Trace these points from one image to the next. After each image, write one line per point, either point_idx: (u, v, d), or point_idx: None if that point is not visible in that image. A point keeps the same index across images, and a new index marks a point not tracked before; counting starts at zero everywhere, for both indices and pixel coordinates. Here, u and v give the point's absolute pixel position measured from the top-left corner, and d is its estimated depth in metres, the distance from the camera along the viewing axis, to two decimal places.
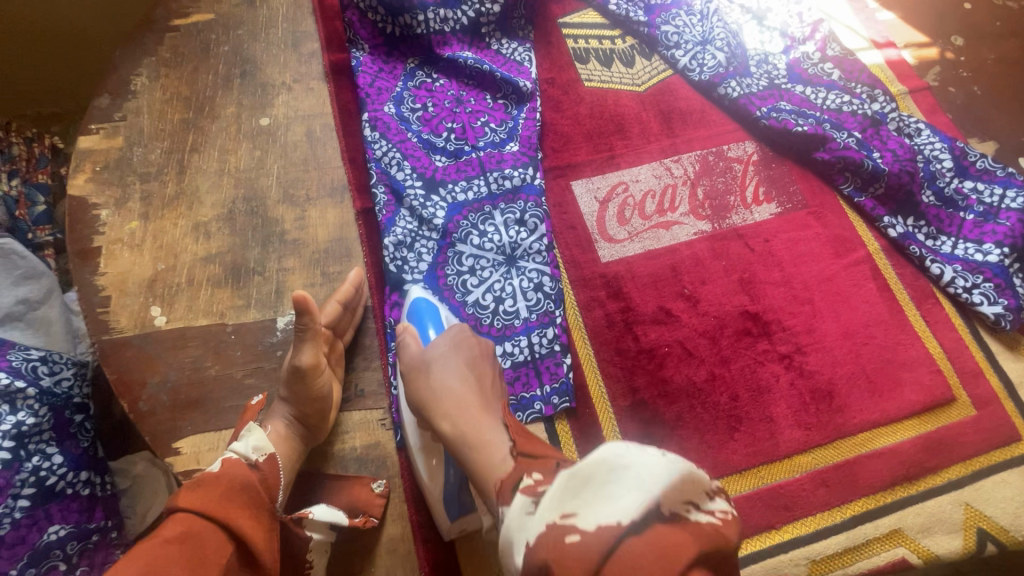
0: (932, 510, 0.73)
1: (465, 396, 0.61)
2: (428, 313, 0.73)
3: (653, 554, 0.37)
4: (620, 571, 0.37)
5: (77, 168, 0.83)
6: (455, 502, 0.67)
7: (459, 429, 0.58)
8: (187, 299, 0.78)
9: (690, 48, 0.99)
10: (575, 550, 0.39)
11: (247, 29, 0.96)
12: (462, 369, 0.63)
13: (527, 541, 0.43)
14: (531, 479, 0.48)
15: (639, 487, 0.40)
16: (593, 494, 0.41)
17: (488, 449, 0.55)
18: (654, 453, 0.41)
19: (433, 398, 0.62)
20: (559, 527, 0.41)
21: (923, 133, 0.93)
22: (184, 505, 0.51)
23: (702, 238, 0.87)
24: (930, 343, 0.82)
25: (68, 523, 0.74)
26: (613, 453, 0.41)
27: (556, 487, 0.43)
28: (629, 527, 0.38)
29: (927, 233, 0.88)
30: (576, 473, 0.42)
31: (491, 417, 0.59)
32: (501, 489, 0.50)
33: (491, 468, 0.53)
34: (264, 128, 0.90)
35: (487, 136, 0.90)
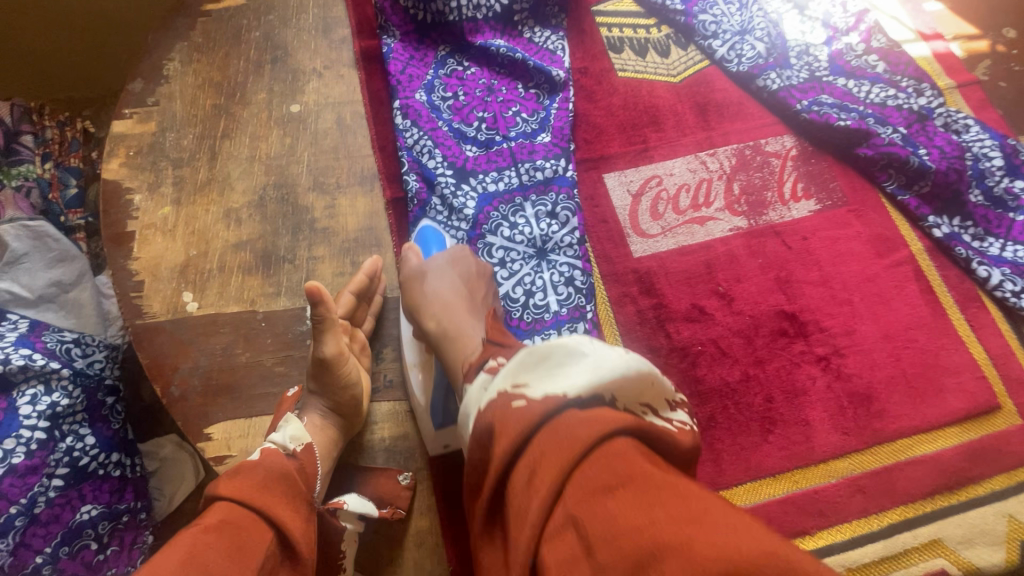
0: (974, 521, 0.71)
1: (453, 301, 0.66)
2: (434, 240, 0.80)
3: (584, 420, 0.37)
4: (553, 434, 0.38)
5: (111, 153, 0.84)
6: (439, 411, 0.69)
7: (442, 326, 0.63)
8: (219, 285, 0.78)
9: (728, 38, 0.96)
10: (517, 412, 0.40)
11: (278, 14, 0.96)
12: (455, 278, 0.68)
13: (480, 407, 0.45)
14: (496, 361, 0.50)
15: (593, 370, 0.41)
16: (547, 370, 0.42)
17: (464, 342, 0.61)
18: (615, 351, 0.43)
19: (424, 300, 0.66)
20: (509, 394, 0.42)
21: (971, 129, 0.89)
22: (232, 494, 0.52)
23: (737, 234, 0.85)
24: (975, 348, 0.79)
25: (99, 503, 0.75)
26: (576, 342, 0.43)
27: (514, 362, 0.45)
28: (573, 399, 0.39)
29: (974, 234, 0.85)
30: (535, 351, 0.44)
31: (473, 317, 0.64)
32: (469, 371, 0.53)
33: (462, 357, 0.59)
34: (295, 115, 0.89)
35: (518, 126, 0.89)
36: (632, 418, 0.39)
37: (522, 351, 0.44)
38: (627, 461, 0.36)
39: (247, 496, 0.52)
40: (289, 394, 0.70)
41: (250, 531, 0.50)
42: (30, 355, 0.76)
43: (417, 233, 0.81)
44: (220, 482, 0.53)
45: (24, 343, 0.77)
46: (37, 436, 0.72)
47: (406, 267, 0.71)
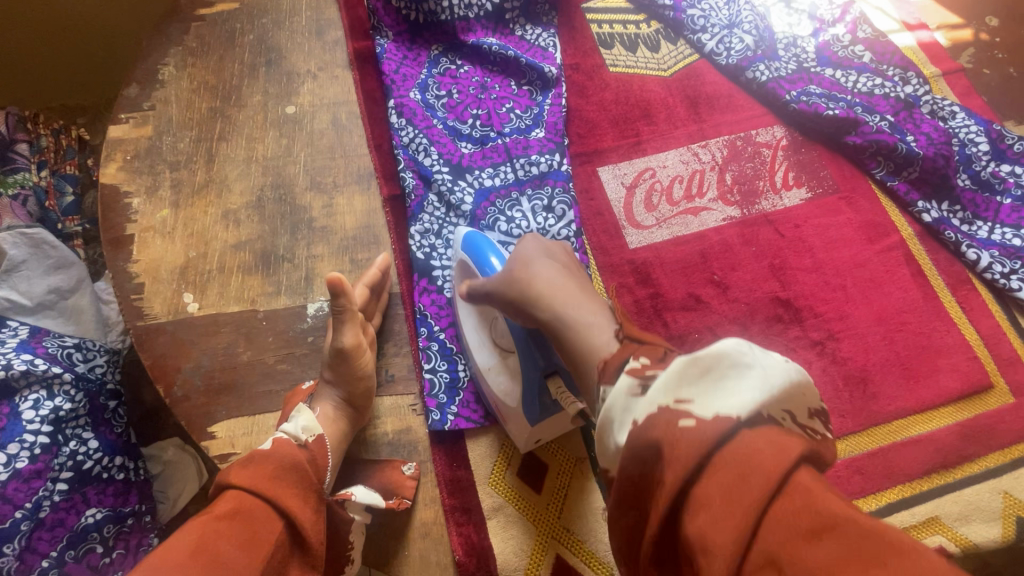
0: (970, 498, 0.72)
1: (562, 296, 0.57)
2: (486, 245, 0.71)
3: (771, 448, 0.36)
4: (735, 460, 0.36)
5: (108, 158, 0.85)
6: (535, 405, 0.66)
7: (561, 315, 0.56)
8: (219, 285, 0.78)
9: (717, 32, 0.98)
10: (690, 434, 0.37)
11: (271, 17, 0.97)
12: (559, 269, 0.61)
13: (636, 421, 0.41)
14: (638, 362, 0.45)
15: (762, 386, 0.38)
16: (709, 384, 0.39)
17: (590, 336, 0.53)
18: (774, 358, 0.41)
19: (528, 291, 0.59)
20: (673, 411, 0.39)
21: (957, 116, 0.91)
22: (240, 483, 0.53)
23: (731, 224, 0.86)
24: (967, 329, 0.81)
25: (104, 506, 0.76)
26: (740, 351, 0.40)
27: (670, 372, 0.41)
28: (746, 421, 0.37)
29: (962, 218, 0.86)
30: (696, 360, 0.40)
31: (594, 304, 0.56)
32: (604, 370, 0.47)
33: (592, 351, 0.52)
34: (290, 117, 0.90)
35: (512, 122, 0.90)
36: (803, 441, 0.38)
37: (680, 359, 0.41)
38: (820, 497, 0.35)
39: (261, 487, 0.53)
40: (300, 387, 0.72)
41: (259, 526, 0.50)
42: (31, 360, 0.76)
43: (463, 241, 0.73)
44: (230, 472, 0.54)
45: (25, 349, 0.77)
46: (41, 441, 0.72)
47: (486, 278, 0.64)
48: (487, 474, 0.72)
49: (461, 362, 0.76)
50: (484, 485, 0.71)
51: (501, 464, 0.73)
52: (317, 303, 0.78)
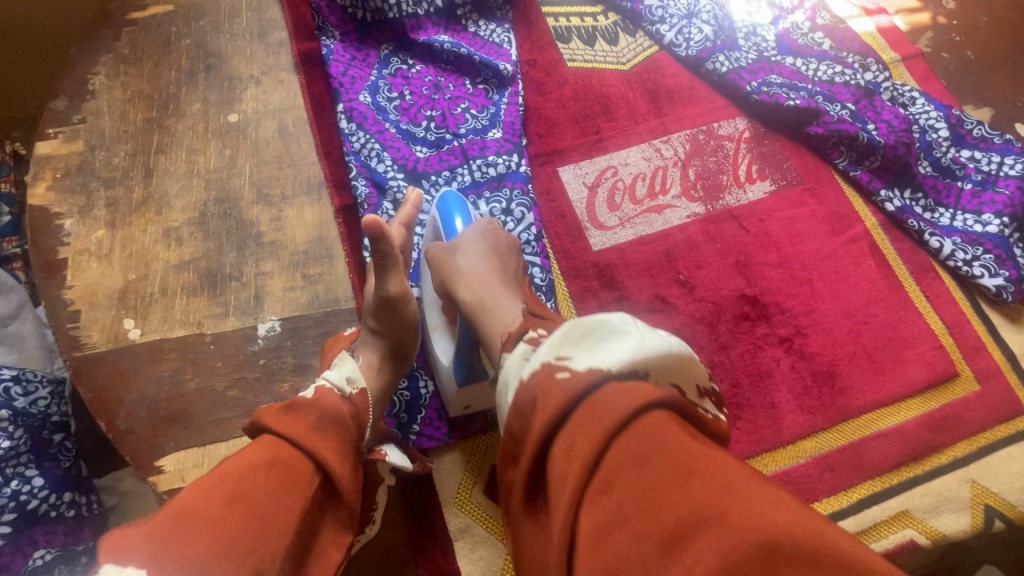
0: (939, 489, 0.72)
1: (487, 276, 0.61)
2: (455, 204, 0.70)
3: (625, 394, 0.38)
4: (595, 408, 0.38)
5: (36, 177, 0.79)
6: (461, 368, 0.64)
7: (481, 301, 0.59)
8: (162, 310, 0.74)
9: (675, 22, 0.96)
10: (562, 384, 0.40)
11: (209, 20, 0.92)
12: (488, 253, 0.63)
13: (521, 378, 0.44)
14: (536, 332, 0.49)
15: (637, 346, 0.41)
16: (590, 344, 0.42)
17: (499, 314, 0.58)
18: (659, 334, 0.43)
19: (455, 276, 0.62)
20: (551, 366, 0.42)
21: (917, 102, 0.91)
22: (276, 428, 0.48)
23: (695, 220, 0.84)
24: (932, 319, 0.80)
25: (54, 546, 0.70)
26: (623, 319, 0.43)
27: (557, 333, 0.44)
28: (616, 374, 0.40)
29: (925, 206, 0.86)
30: (580, 322, 0.43)
31: (510, 294, 0.60)
32: (507, 340, 0.51)
33: (494, 328, 0.57)
34: (233, 125, 0.85)
35: (468, 123, 0.87)
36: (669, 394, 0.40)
37: (567, 323, 0.44)
38: (670, 434, 0.36)
39: (299, 436, 0.48)
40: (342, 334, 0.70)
41: (290, 472, 0.46)
42: None
43: (437, 200, 0.72)
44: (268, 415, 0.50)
45: None
46: None
47: (433, 249, 0.66)
48: (453, 494, 0.69)
49: (423, 379, 0.73)
50: (450, 505, 0.69)
51: (466, 483, 0.70)
52: (268, 323, 0.74)
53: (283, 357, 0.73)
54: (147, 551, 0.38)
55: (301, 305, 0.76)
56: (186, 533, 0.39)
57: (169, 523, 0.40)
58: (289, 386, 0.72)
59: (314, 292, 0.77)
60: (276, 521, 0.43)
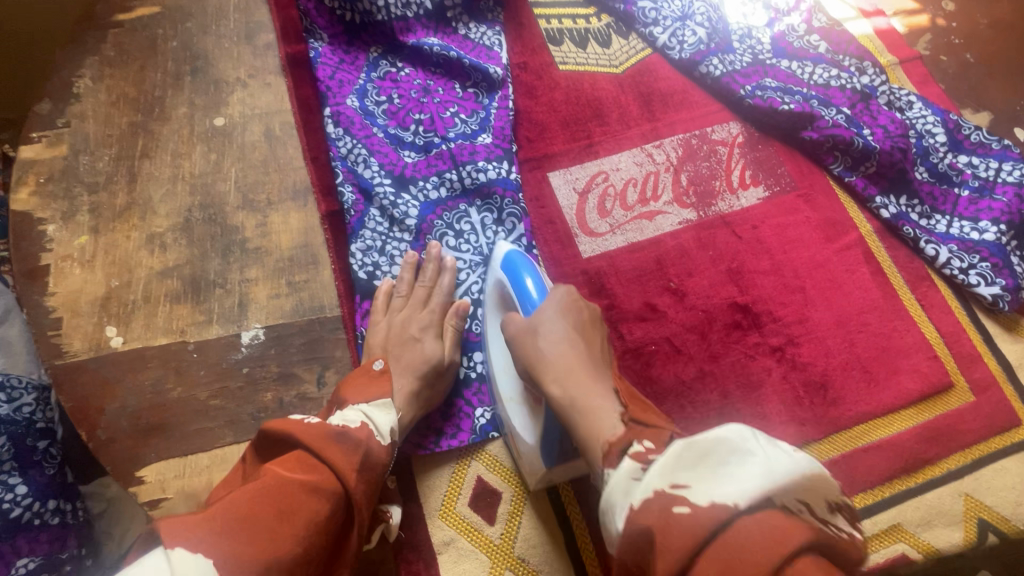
0: (932, 502, 0.71)
1: (574, 361, 0.56)
2: (523, 265, 0.65)
3: (763, 537, 0.36)
4: (728, 553, 0.36)
5: (19, 181, 0.78)
6: (551, 454, 0.63)
7: (569, 394, 0.54)
8: (145, 317, 0.73)
9: (668, 25, 0.94)
10: (683, 522, 0.38)
11: (196, 21, 0.91)
12: (572, 333, 0.59)
13: (632, 504, 0.42)
14: (641, 446, 0.46)
15: (764, 473, 0.38)
16: (709, 471, 0.40)
17: (596, 415, 0.52)
18: (783, 449, 0.40)
19: (539, 360, 0.57)
20: (669, 497, 0.40)
21: (914, 105, 0.90)
22: (319, 453, 0.53)
23: (687, 227, 0.83)
24: (927, 328, 0.79)
25: (37, 555, 0.62)
26: (740, 435, 0.41)
27: (668, 454, 0.42)
28: (745, 510, 0.37)
29: (921, 212, 0.85)
30: (693, 444, 0.41)
31: (602, 385, 0.55)
32: (609, 453, 0.47)
33: (597, 433, 0.50)
34: (219, 129, 0.84)
35: (457, 127, 0.85)
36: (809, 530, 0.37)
37: (678, 444, 0.42)
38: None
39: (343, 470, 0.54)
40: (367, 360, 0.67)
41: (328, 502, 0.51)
42: None
43: (501, 261, 0.67)
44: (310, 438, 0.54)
45: None
46: None
47: (508, 326, 0.61)
48: (438, 505, 0.68)
49: None
50: (434, 517, 0.68)
51: (452, 494, 0.69)
52: (252, 331, 0.73)
53: (267, 366, 0.72)
54: (212, 543, 0.45)
55: (285, 313, 0.75)
56: (246, 536, 0.46)
57: (230, 524, 0.46)
58: (272, 397, 0.71)
59: (299, 300, 0.76)
60: (312, 542, 0.50)
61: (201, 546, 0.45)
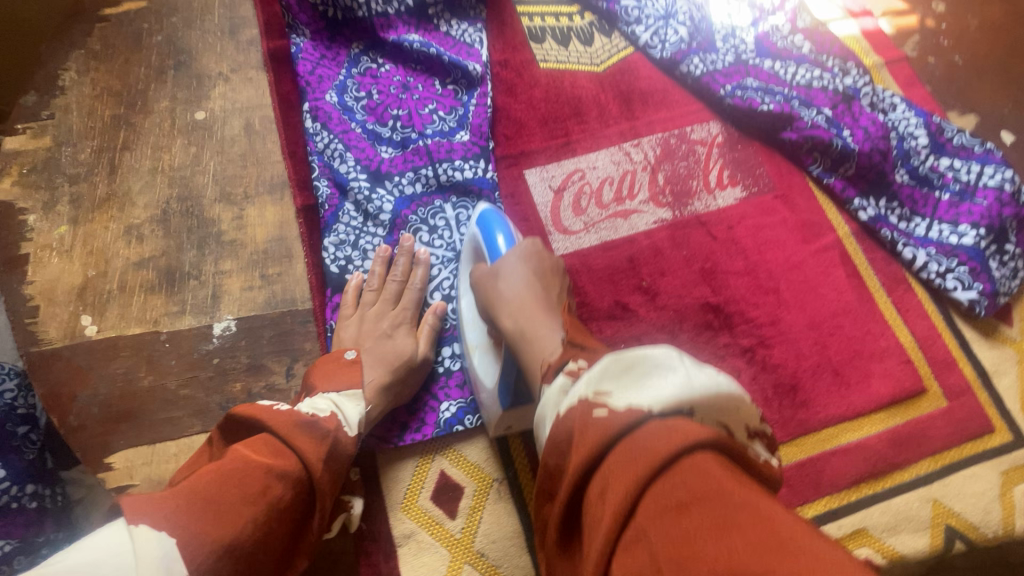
0: (899, 507, 0.70)
1: (528, 300, 0.61)
2: (496, 221, 0.68)
3: (663, 435, 0.36)
4: (633, 446, 0.37)
5: (3, 172, 0.80)
6: (507, 394, 0.65)
7: (519, 326, 0.59)
8: (119, 307, 0.74)
9: (651, 24, 0.94)
10: (598, 422, 0.39)
11: (181, 16, 0.92)
12: (531, 278, 0.62)
13: (560, 412, 0.44)
14: (576, 364, 0.48)
15: (682, 383, 0.39)
16: (631, 381, 0.41)
17: (541, 342, 0.56)
18: (706, 369, 0.41)
19: (499, 300, 0.62)
20: (590, 403, 0.41)
21: (898, 107, 0.89)
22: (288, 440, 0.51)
23: (662, 226, 0.83)
24: (901, 332, 0.79)
25: (13, 539, 0.53)
26: (667, 354, 0.42)
27: (597, 368, 0.43)
28: (658, 413, 0.38)
29: (900, 215, 0.84)
30: (621, 358, 0.42)
31: (554, 322, 0.58)
32: (547, 371, 0.50)
33: (541, 356, 0.55)
34: (200, 123, 0.85)
35: (435, 124, 0.86)
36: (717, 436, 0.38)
37: (607, 357, 0.43)
38: (714, 481, 0.34)
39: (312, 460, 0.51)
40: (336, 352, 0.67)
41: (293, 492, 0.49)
42: None
43: (477, 217, 0.70)
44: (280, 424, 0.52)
45: None
46: None
47: (477, 269, 0.66)
48: (401, 498, 0.68)
49: None
50: (396, 510, 0.68)
51: (415, 487, 0.69)
52: (224, 323, 0.74)
53: (237, 357, 0.73)
54: (175, 521, 0.41)
55: (257, 306, 0.76)
56: (209, 515, 0.43)
57: (196, 503, 0.43)
58: (241, 387, 0.72)
59: (271, 292, 0.77)
60: (275, 531, 0.47)
61: (164, 521, 0.41)
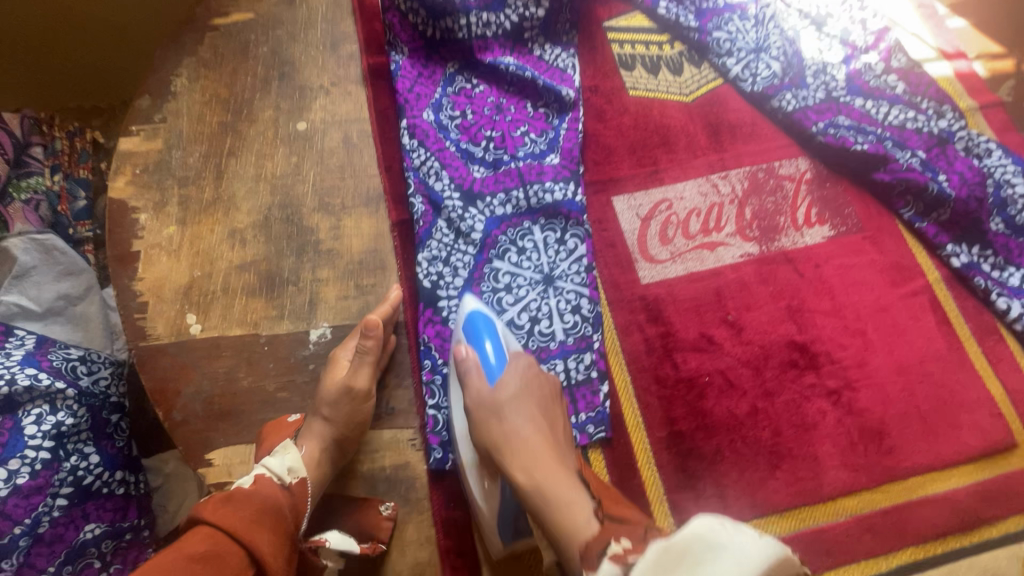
0: (986, 564, 0.69)
1: (538, 444, 0.60)
2: (484, 328, 0.70)
3: None
4: None
5: (117, 171, 0.84)
6: (510, 526, 0.66)
7: (536, 480, 0.57)
8: (222, 308, 0.77)
9: (743, 57, 0.95)
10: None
11: (286, 29, 0.95)
12: (536, 416, 0.63)
13: None
14: (620, 546, 0.47)
15: (740, 566, 0.38)
16: (688, 571, 0.39)
17: (570, 507, 0.54)
18: (751, 535, 0.40)
19: (506, 442, 0.60)
20: None
21: (994, 153, 0.86)
22: (216, 521, 0.54)
23: (748, 261, 0.83)
24: (992, 383, 0.77)
25: (103, 522, 0.73)
26: (711, 527, 0.40)
27: (647, 558, 0.41)
28: None
29: (993, 263, 0.82)
30: (670, 545, 0.41)
31: (567, 472, 0.58)
32: (587, 552, 0.49)
33: (575, 529, 0.52)
34: (301, 133, 0.89)
35: (527, 146, 0.88)
36: None
37: (655, 547, 0.41)
38: None
39: (239, 530, 0.54)
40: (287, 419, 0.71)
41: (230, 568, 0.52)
42: (35, 375, 0.74)
43: (463, 323, 0.71)
44: (207, 507, 0.56)
45: (30, 362, 0.75)
46: (42, 456, 0.70)
47: (474, 398, 0.64)
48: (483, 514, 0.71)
49: None
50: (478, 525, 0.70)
51: None
52: (320, 329, 0.77)
53: None
54: None
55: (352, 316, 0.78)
56: None
57: None
58: None
59: (365, 303, 0.79)
60: None
61: None
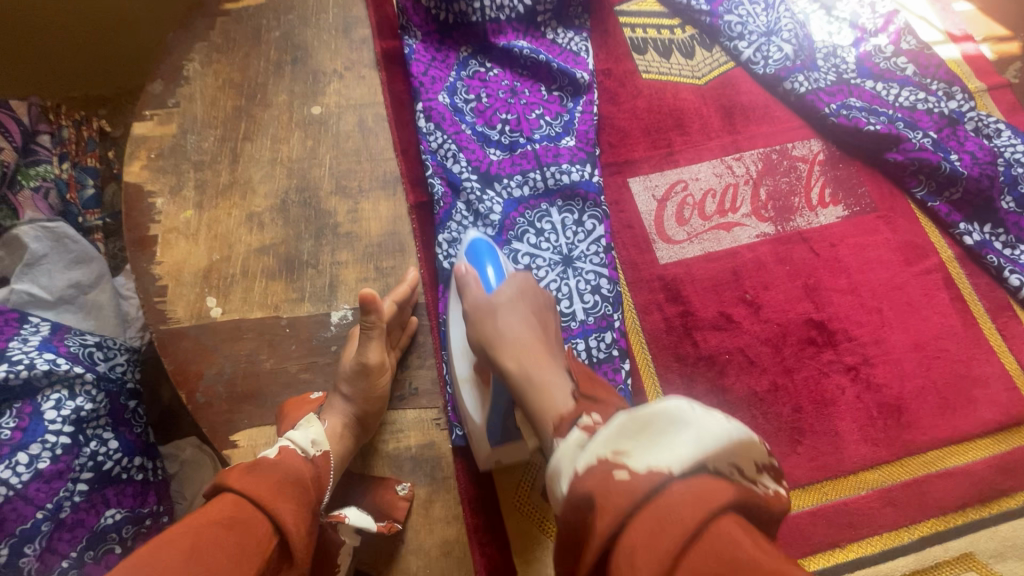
0: (1006, 535, 0.70)
1: (527, 340, 0.59)
2: (486, 254, 0.74)
3: (693, 502, 0.35)
4: (663, 513, 0.35)
5: (132, 156, 0.83)
6: (498, 428, 0.67)
7: (522, 367, 0.57)
8: (242, 291, 0.77)
9: (754, 40, 0.95)
10: (621, 486, 0.37)
11: (297, 14, 0.95)
12: (528, 316, 0.62)
13: (575, 469, 0.41)
14: (591, 419, 0.46)
15: (698, 441, 0.37)
16: (651, 439, 0.39)
17: (549, 391, 0.53)
18: (718, 416, 0.40)
19: (496, 339, 0.60)
20: (608, 463, 0.39)
21: (1003, 134, 0.88)
22: (240, 487, 0.52)
23: (765, 241, 0.84)
24: (1006, 359, 0.78)
25: (124, 507, 0.70)
26: (680, 405, 0.39)
27: (613, 424, 0.41)
28: (680, 475, 0.36)
29: (1005, 241, 0.83)
30: (638, 414, 0.40)
31: (555, 362, 0.57)
32: (559, 426, 0.48)
33: (550, 407, 0.52)
34: (315, 118, 0.88)
35: (542, 128, 0.88)
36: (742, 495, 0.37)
37: (622, 415, 0.41)
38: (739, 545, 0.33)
39: (263, 498, 0.52)
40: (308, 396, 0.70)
41: (256, 534, 0.49)
42: (54, 359, 0.72)
43: (467, 248, 0.75)
44: (232, 474, 0.53)
45: (48, 347, 0.74)
46: (62, 441, 0.68)
47: (471, 303, 0.66)
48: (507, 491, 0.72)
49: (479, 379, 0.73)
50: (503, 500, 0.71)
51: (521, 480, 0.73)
52: (342, 311, 0.77)
53: None
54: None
55: None
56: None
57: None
58: None
59: (385, 285, 0.79)
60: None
61: None
